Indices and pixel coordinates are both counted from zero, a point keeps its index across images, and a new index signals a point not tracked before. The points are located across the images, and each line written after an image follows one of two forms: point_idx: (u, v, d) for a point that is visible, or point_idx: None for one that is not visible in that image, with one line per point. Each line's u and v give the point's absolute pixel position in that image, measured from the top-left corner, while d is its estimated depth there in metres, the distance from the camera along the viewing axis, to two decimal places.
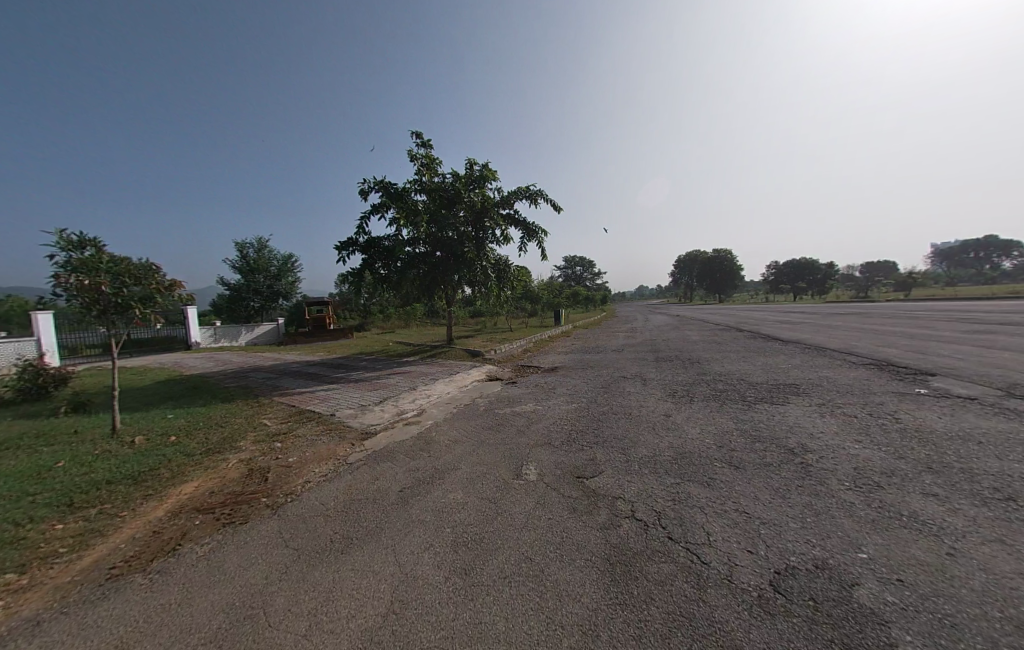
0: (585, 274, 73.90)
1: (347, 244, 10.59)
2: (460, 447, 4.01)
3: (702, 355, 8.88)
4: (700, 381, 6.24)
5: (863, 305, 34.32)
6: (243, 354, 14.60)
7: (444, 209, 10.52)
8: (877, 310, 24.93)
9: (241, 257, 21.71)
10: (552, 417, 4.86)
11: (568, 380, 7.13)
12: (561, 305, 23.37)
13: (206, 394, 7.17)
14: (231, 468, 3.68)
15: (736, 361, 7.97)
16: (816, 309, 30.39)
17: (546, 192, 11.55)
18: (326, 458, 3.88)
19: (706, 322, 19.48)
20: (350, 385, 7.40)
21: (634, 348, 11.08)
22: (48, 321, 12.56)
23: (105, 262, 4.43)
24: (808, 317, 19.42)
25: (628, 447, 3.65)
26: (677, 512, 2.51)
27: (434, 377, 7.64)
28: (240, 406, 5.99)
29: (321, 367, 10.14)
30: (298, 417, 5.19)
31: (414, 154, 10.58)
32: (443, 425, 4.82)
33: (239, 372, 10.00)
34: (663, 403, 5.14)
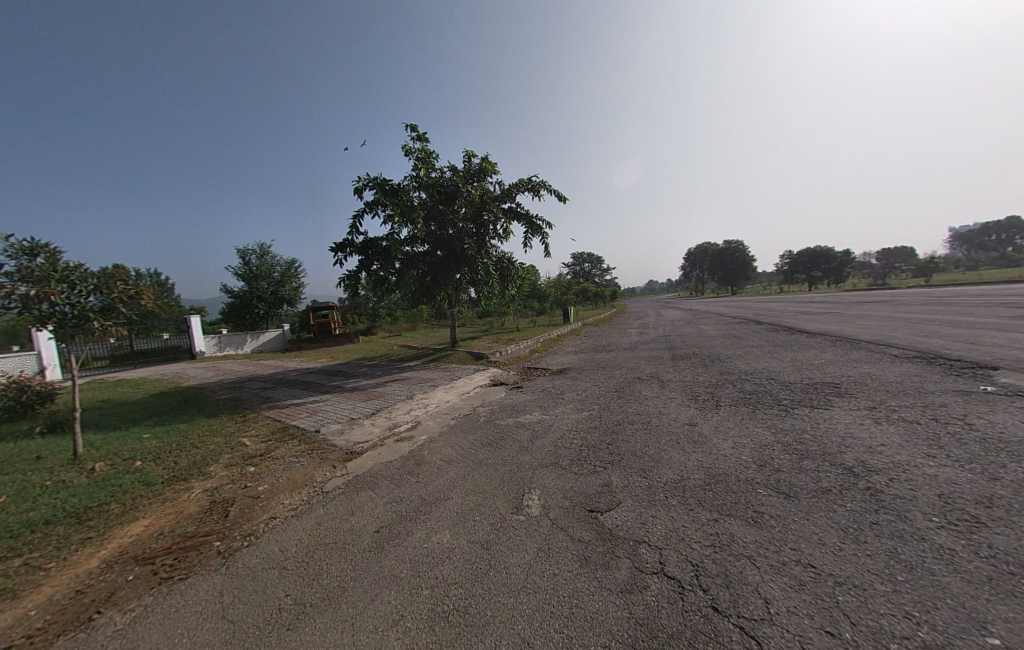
0: (593, 270, 72.92)
1: (343, 246, 10.15)
2: (452, 469, 3.49)
3: (722, 352, 8.19)
4: (725, 383, 5.59)
5: (885, 294, 32.84)
6: (246, 362, 14.37)
7: (443, 206, 10.01)
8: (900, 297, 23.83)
9: (244, 264, 21.60)
10: (559, 428, 4.30)
11: (577, 383, 6.55)
12: (569, 302, 22.69)
13: (194, 409, 6.82)
14: (190, 502, 3.22)
15: (762, 357, 7.28)
16: (836, 297, 29.08)
17: (549, 184, 10.96)
18: (300, 486, 3.39)
19: (722, 316, 18.61)
20: (344, 394, 6.95)
21: (648, 346, 10.42)
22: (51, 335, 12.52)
23: (59, 271, 4.03)
24: (830, 307, 18.39)
25: (649, 467, 3.07)
26: (719, 567, 1.93)
27: (434, 384, 7.14)
28: (223, 422, 5.58)
29: (319, 375, 9.75)
30: (280, 435, 4.74)
31: (409, 149, 10.10)
32: (437, 440, 4.30)
33: (236, 382, 9.68)
34: (686, 410, 4.53)
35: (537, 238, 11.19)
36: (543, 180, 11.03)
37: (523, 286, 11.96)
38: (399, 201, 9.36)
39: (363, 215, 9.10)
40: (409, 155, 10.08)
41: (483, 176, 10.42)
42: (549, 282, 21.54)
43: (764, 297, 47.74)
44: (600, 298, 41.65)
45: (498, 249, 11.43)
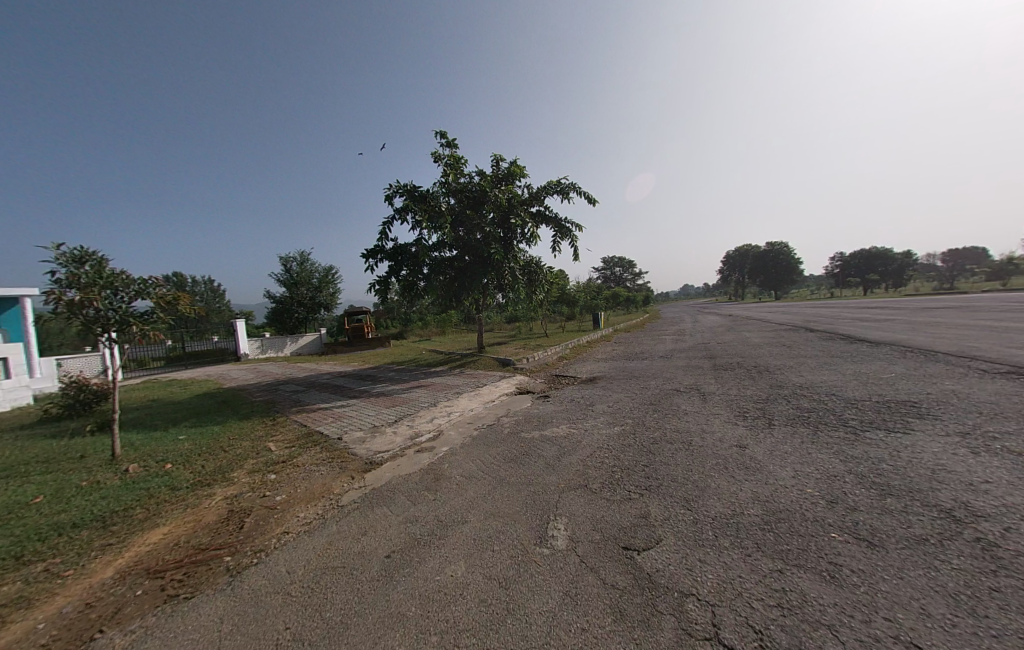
0: (624, 275, 71.10)
1: (373, 252, 10.32)
2: (471, 486, 3.25)
3: (771, 362, 7.44)
4: (777, 398, 5.00)
5: (958, 299, 29.40)
6: (284, 365, 15.05)
7: (470, 211, 9.94)
8: (979, 303, 21.09)
9: (285, 271, 22.82)
10: (589, 444, 3.95)
11: (609, 394, 6.13)
12: (599, 308, 22.03)
13: (231, 410, 7.08)
14: (210, 511, 3.23)
15: (818, 369, 6.51)
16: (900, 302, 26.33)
17: (578, 186, 10.64)
18: (317, 498, 3.30)
19: (768, 322, 17.26)
20: (370, 399, 6.95)
21: (685, 354, 9.77)
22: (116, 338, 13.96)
23: (104, 277, 4.29)
24: (894, 313, 16.55)
25: (693, 497, 2.67)
26: (793, 638, 1.52)
27: (459, 391, 6.97)
28: (254, 425, 5.72)
29: (349, 379, 9.92)
30: (304, 440, 4.74)
31: (437, 155, 10.17)
32: (458, 453, 4.09)
33: (272, 385, 10.07)
34: (734, 429, 4.03)
35: (566, 241, 10.88)
36: (573, 182, 10.73)
37: (551, 291, 11.66)
38: (428, 206, 9.38)
39: (393, 221, 9.19)
40: (438, 161, 10.12)
41: (511, 179, 10.28)
42: (578, 286, 21.04)
43: (813, 302, 44.31)
44: (632, 303, 40.34)
45: (526, 254, 11.23)
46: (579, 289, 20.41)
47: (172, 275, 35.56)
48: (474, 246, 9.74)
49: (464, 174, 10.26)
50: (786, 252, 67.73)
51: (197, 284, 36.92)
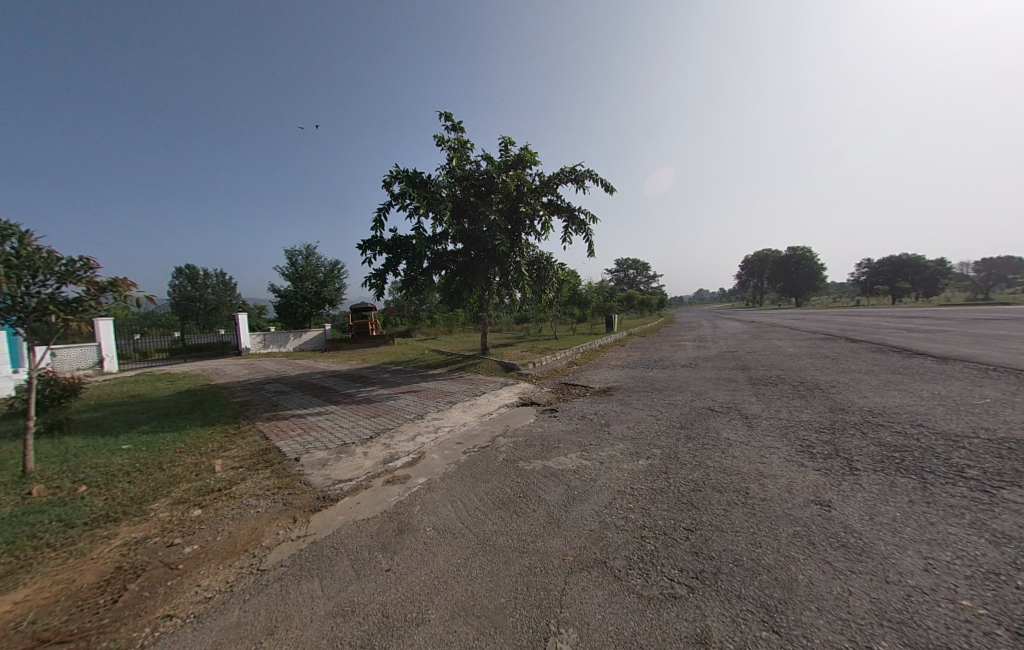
0: (638, 277, 69.48)
1: (370, 243, 9.52)
2: (442, 548, 2.33)
3: (820, 378, 6.33)
4: (845, 428, 3.95)
5: (1003, 311, 27.24)
6: (281, 362, 14.46)
7: (475, 199, 9.05)
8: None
9: (290, 265, 22.31)
10: (606, 485, 2.98)
11: (628, 411, 5.14)
12: (613, 310, 20.89)
13: (200, 413, 6.34)
14: (92, 567, 2.37)
15: (884, 389, 5.39)
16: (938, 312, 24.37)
17: (595, 173, 9.66)
18: (237, 554, 2.42)
19: (798, 330, 15.88)
20: (352, 407, 6.10)
21: (712, 364, 8.69)
22: (108, 326, 13.90)
23: (24, 257, 3.46)
24: (939, 325, 15.04)
25: (780, 608, 1.68)
26: None
27: (453, 399, 6.08)
28: (212, 435, 4.92)
29: (339, 379, 9.15)
30: (256, 459, 3.91)
31: (442, 138, 9.31)
32: (437, 489, 3.17)
33: (259, 383, 9.38)
34: (803, 473, 3.00)
35: (579, 235, 9.94)
36: (589, 170, 9.77)
37: (562, 289, 10.77)
38: (428, 192, 8.50)
39: (390, 208, 8.33)
40: (442, 145, 9.24)
41: (521, 165, 9.35)
42: (591, 287, 19.95)
43: (839, 310, 42.09)
44: (647, 306, 38.96)
45: (535, 248, 10.36)
46: (591, 290, 19.33)
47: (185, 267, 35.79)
48: (479, 237, 8.87)
49: (470, 159, 9.38)
50: (809, 257, 65.08)
51: (209, 276, 37.01)
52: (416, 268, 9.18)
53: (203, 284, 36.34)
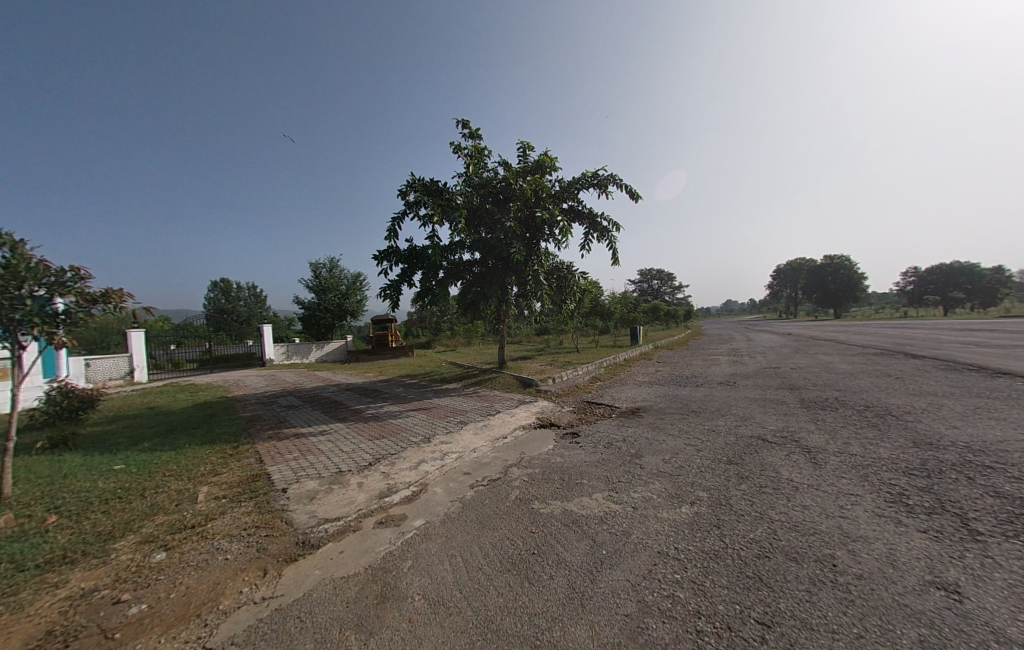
0: (661, 289, 67.70)
1: (385, 254, 9.31)
2: (429, 630, 1.79)
3: (891, 401, 5.40)
4: (945, 469, 3.13)
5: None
6: (301, 374, 14.52)
7: (491, 206, 8.70)
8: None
9: (314, 278, 22.80)
10: (643, 542, 2.37)
11: (662, 438, 4.47)
12: (638, 322, 19.99)
13: (206, 429, 6.14)
14: (18, 631, 1.98)
15: (978, 417, 4.45)
16: (1002, 324, 21.94)
17: (619, 178, 9.14)
18: (184, 624, 1.97)
19: (848, 343, 14.44)
20: (358, 425, 5.71)
21: (753, 382, 7.81)
22: (140, 339, 14.58)
23: (17, 269, 3.34)
24: (1018, 337, 13.19)
25: None
26: None
27: (465, 420, 5.57)
28: (208, 456, 4.64)
29: (352, 393, 8.86)
30: (243, 489, 3.54)
31: (458, 146, 9.09)
32: (433, 537, 2.65)
33: (273, 396, 9.27)
34: (907, 535, 2.28)
35: (602, 242, 9.39)
36: (613, 175, 9.27)
37: (583, 299, 10.21)
38: (443, 200, 8.24)
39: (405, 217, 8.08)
40: (458, 153, 9.02)
41: (540, 171, 8.96)
42: (615, 298, 19.16)
43: (887, 322, 39.01)
44: (673, 317, 37.42)
45: (554, 257, 9.89)
46: (615, 301, 18.55)
47: (221, 281, 37.69)
48: (495, 246, 8.47)
49: (487, 166, 9.08)
50: (849, 265, 61.28)
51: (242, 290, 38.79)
52: (431, 279, 8.86)
53: (236, 297, 38.09)
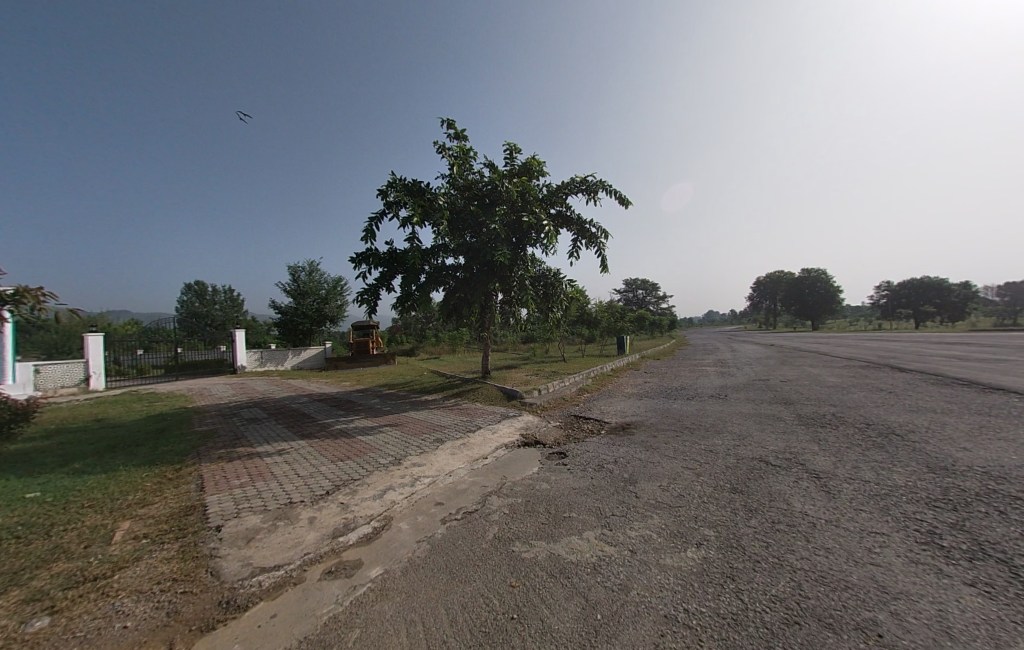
0: (647, 299, 68.55)
1: (363, 256, 8.80)
2: None
3: (891, 419, 5.18)
4: (970, 503, 2.84)
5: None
6: (273, 382, 13.70)
7: (476, 209, 8.33)
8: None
9: (293, 281, 21.91)
10: (649, 604, 1.93)
11: (657, 460, 4.09)
12: (625, 332, 19.86)
13: (149, 445, 5.46)
14: None
15: (984, 437, 4.25)
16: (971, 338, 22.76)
17: (609, 184, 8.93)
18: None
19: (832, 355, 14.55)
20: (323, 443, 5.13)
21: (744, 395, 7.58)
22: (97, 342, 13.55)
23: None
24: (992, 351, 13.50)
25: None
26: None
27: (442, 437, 5.07)
28: (141, 480, 4.00)
29: (323, 405, 8.23)
30: (168, 525, 2.94)
31: (443, 146, 8.72)
32: (392, 593, 2.15)
33: (237, 407, 8.54)
34: (955, 592, 1.93)
35: (591, 249, 9.12)
36: (602, 181, 9.07)
37: (570, 308, 9.89)
38: (426, 201, 7.81)
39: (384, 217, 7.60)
40: (443, 153, 8.64)
41: (528, 175, 8.67)
42: (602, 307, 18.97)
43: (864, 333, 40.07)
44: (659, 327, 37.77)
45: (541, 263, 9.57)
46: (602, 310, 18.35)
47: (196, 284, 36.12)
48: (480, 250, 8.08)
49: (473, 168, 8.73)
50: (826, 279, 63.40)
51: (218, 293, 37.30)
52: (411, 283, 8.37)
53: (212, 301, 36.60)
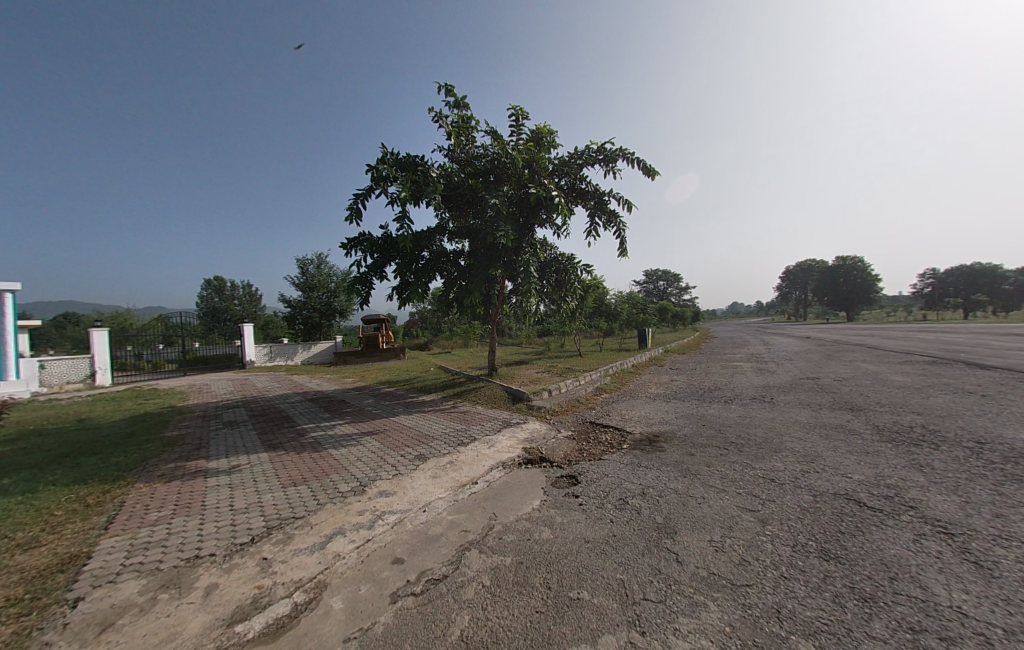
0: (667, 291, 66.22)
1: (355, 242, 7.94)
2: None
3: (1015, 436, 3.88)
4: None
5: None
6: (275, 378, 13.24)
7: (476, 184, 7.29)
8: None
9: (301, 274, 21.49)
10: None
11: (700, 495, 3.04)
12: (646, 324, 18.53)
13: (101, 457, 4.82)
14: None
15: None
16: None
17: (630, 152, 7.73)
18: None
19: (885, 349, 12.90)
20: (286, 457, 4.32)
21: (794, 398, 6.34)
22: (103, 337, 13.46)
23: None
24: None
25: None
26: None
27: (425, 452, 4.15)
28: (52, 508, 3.27)
29: (311, 405, 7.50)
30: (19, 595, 2.12)
31: (441, 115, 7.70)
32: None
33: (223, 407, 7.96)
34: None
35: (608, 228, 7.99)
36: (622, 150, 7.87)
37: (585, 298, 8.81)
38: (418, 174, 6.81)
39: (371, 194, 6.66)
40: (440, 123, 7.63)
41: (537, 144, 7.54)
42: (621, 297, 17.62)
43: (907, 324, 36.95)
44: (681, 319, 35.96)
45: (552, 247, 8.49)
46: (622, 300, 16.99)
47: (214, 278, 36.65)
48: (480, 232, 7.04)
49: (474, 139, 7.67)
50: (863, 266, 59.06)
51: (236, 287, 37.89)
52: (404, 271, 7.42)
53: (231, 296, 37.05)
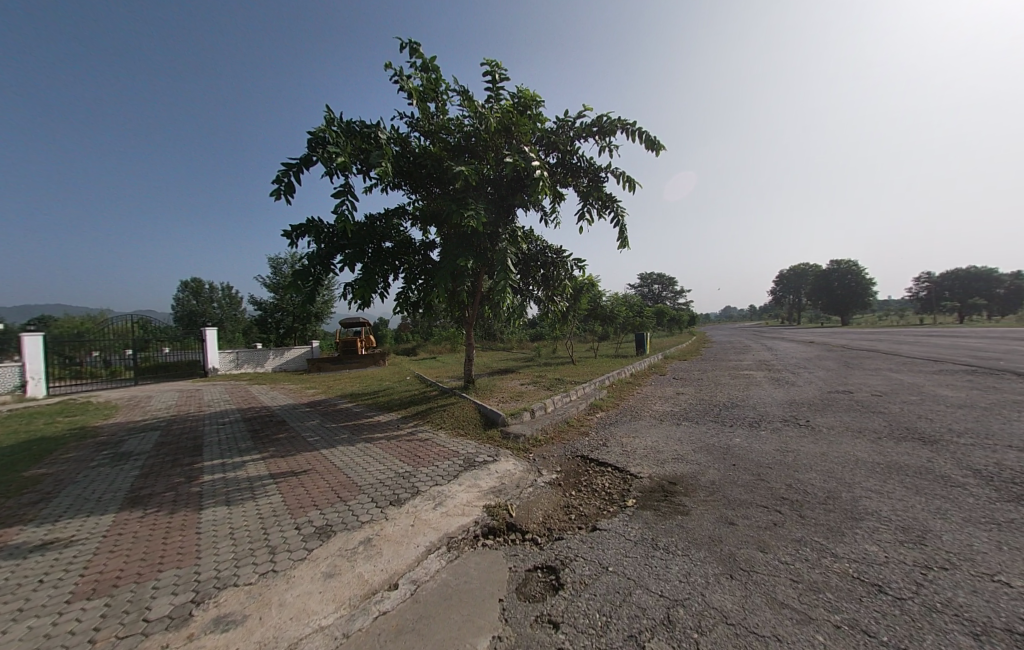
0: (663, 295, 65.41)
1: (300, 228, 6.63)
2: None
3: None
4: None
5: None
6: (231, 389, 11.78)
7: (442, 156, 6.03)
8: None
9: (274, 276, 20.09)
10: None
11: (774, 633, 1.70)
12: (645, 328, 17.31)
13: None
14: None
15: None
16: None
17: (631, 123, 6.50)
18: None
19: (909, 356, 11.72)
20: (135, 524, 2.94)
21: (836, 422, 5.06)
22: (37, 343, 11.97)
23: None
24: None
25: None
26: None
27: (336, 521, 2.80)
28: None
29: (242, 428, 6.14)
30: None
31: (404, 76, 6.43)
32: None
33: (139, 429, 6.56)
34: None
35: (604, 212, 6.75)
36: (621, 121, 6.64)
37: (577, 298, 7.55)
38: (366, 140, 5.54)
39: (307, 164, 5.33)
40: (402, 85, 6.35)
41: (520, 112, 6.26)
42: (618, 299, 16.39)
43: (904, 330, 36.14)
44: (678, 324, 34.93)
45: (538, 238, 7.23)
46: (618, 302, 15.70)
47: (193, 281, 35.03)
48: (445, 212, 5.79)
49: (444, 106, 6.43)
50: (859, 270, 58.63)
51: (215, 290, 36.06)
52: (354, 262, 6.07)
53: (209, 299, 35.25)
